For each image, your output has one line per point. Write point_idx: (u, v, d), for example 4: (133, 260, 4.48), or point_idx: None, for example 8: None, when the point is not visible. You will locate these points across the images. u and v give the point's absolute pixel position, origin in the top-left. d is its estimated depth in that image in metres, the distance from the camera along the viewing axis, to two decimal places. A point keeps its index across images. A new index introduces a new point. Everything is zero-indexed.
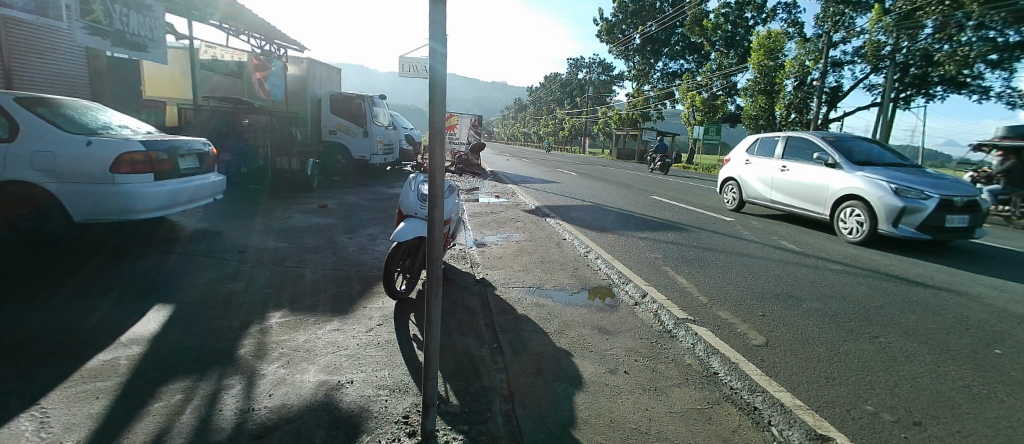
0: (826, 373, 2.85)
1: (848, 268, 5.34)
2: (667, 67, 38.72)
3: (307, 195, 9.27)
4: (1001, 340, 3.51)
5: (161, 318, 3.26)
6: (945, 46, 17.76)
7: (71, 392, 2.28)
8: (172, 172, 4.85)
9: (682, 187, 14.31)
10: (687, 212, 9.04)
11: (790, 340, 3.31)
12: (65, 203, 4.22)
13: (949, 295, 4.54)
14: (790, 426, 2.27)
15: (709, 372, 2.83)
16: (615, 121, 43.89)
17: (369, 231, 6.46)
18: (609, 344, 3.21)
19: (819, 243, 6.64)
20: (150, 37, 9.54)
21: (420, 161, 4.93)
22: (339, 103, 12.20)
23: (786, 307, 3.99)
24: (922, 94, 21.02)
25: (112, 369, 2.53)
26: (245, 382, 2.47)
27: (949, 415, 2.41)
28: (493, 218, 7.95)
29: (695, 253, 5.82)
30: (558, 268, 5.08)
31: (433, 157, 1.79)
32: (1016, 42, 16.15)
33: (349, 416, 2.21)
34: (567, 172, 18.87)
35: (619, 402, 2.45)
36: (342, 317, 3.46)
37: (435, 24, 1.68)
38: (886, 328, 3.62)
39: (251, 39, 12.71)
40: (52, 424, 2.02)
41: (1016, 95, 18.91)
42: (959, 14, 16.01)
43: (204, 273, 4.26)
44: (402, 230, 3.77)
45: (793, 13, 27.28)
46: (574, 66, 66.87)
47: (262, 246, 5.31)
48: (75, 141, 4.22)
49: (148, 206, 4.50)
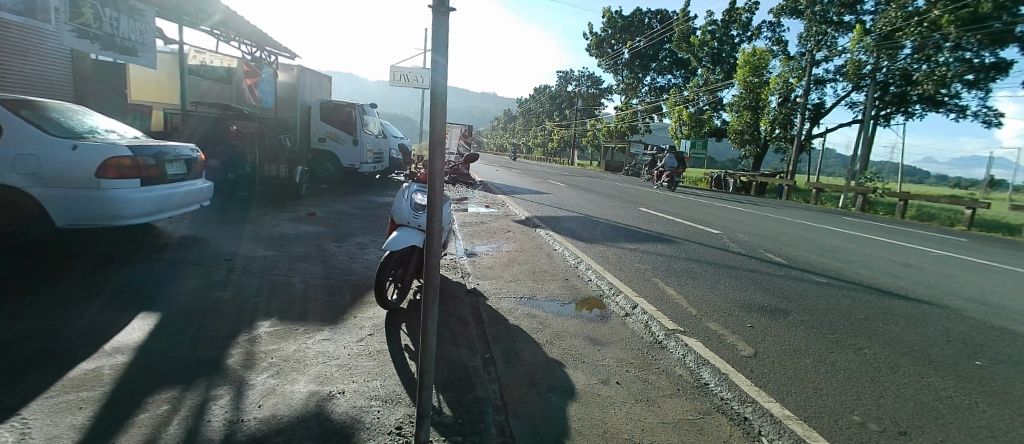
0: (813, 383, 2.91)
1: (832, 281, 5.45)
2: (655, 82, 39.32)
3: (297, 203, 9.19)
4: (982, 351, 3.61)
5: (147, 327, 3.20)
6: (923, 66, 18.12)
7: (51, 403, 2.22)
8: (160, 178, 4.81)
9: (670, 199, 14.50)
10: (675, 224, 9.15)
11: (778, 352, 3.36)
12: (50, 208, 4.13)
13: (928, 308, 4.65)
14: (779, 436, 2.31)
15: (700, 383, 2.86)
16: (603, 134, 44.44)
17: (359, 240, 6.44)
18: (600, 355, 3.23)
19: (803, 256, 6.76)
20: (141, 42, 9.46)
21: (412, 170, 4.96)
22: (329, 110, 12.09)
23: (774, 320, 4.03)
24: (902, 112, 21.50)
25: (96, 379, 2.47)
26: (234, 392, 2.44)
27: (933, 425, 2.47)
28: (483, 228, 7.96)
29: (684, 264, 5.90)
30: (549, 278, 5.10)
31: (432, 166, 1.83)
32: (992, 63, 16.75)
33: (341, 428, 2.18)
34: (557, 182, 19.17)
35: (612, 413, 2.47)
36: (333, 327, 3.43)
37: (438, 38, 1.72)
38: (871, 340, 3.69)
39: (241, 45, 12.69)
40: (34, 435, 1.97)
41: (991, 113, 19.52)
42: (936, 35, 16.65)
43: (190, 281, 4.19)
44: (395, 239, 3.77)
45: (777, 31, 27.96)
46: (564, 78, 67.59)
47: (250, 254, 5.24)
48: (59, 145, 4.15)
49: (134, 213, 4.44)
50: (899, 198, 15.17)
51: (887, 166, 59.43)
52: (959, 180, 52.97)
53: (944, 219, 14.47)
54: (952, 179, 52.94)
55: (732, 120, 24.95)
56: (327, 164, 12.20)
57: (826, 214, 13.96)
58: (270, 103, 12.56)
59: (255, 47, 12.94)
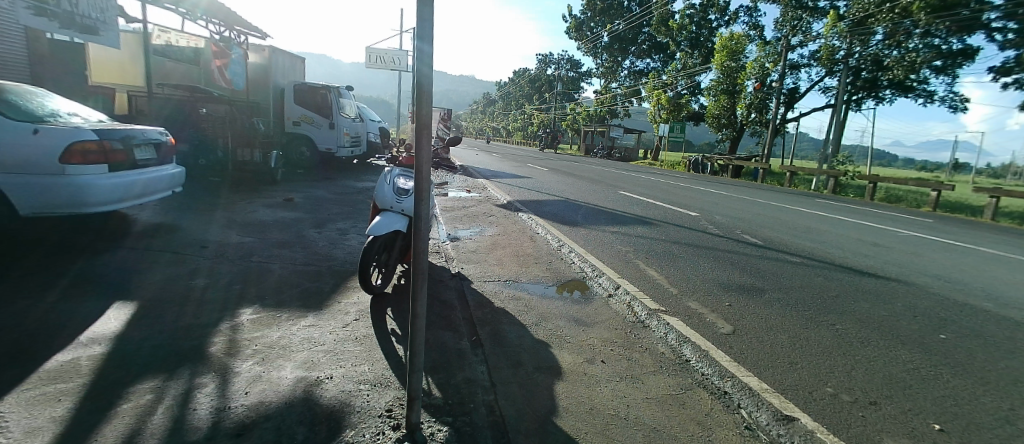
0: (789, 357, 3.03)
1: (805, 261, 5.62)
2: (634, 66, 39.31)
3: (272, 189, 8.99)
4: (945, 326, 3.81)
5: (123, 316, 3.12)
6: (894, 52, 18.63)
7: (28, 396, 2.16)
8: (129, 163, 4.63)
9: (648, 182, 14.66)
10: (654, 207, 9.27)
11: (754, 329, 3.48)
12: (10, 196, 3.94)
13: (897, 285, 4.86)
14: (758, 407, 2.41)
15: (682, 359, 2.95)
16: (583, 118, 44.55)
17: (339, 225, 6.34)
18: (584, 335, 3.30)
19: (778, 237, 6.94)
20: (102, 20, 9.00)
21: (394, 154, 4.89)
22: (304, 93, 11.83)
23: (750, 298, 4.16)
24: (873, 97, 22.13)
25: (73, 370, 2.41)
26: (219, 380, 2.40)
27: (901, 395, 2.61)
28: (465, 213, 7.92)
29: (664, 246, 6.00)
30: (532, 262, 5.13)
31: (419, 150, 1.81)
32: (959, 50, 17.31)
33: (331, 412, 2.18)
34: (537, 166, 19.22)
35: (598, 390, 2.53)
36: (317, 313, 3.40)
37: (422, 23, 1.71)
38: (842, 316, 3.85)
39: (209, 24, 12.13)
40: (11, 429, 1.91)
41: (957, 99, 20.25)
42: (907, 22, 17.03)
43: (165, 269, 4.07)
44: (378, 224, 3.73)
45: (755, 16, 28.35)
46: (543, 61, 66.98)
47: (225, 241, 5.12)
48: (19, 129, 3.95)
49: (102, 199, 4.27)
50: (868, 181, 15.67)
51: (856, 150, 61.33)
52: (924, 164, 55.26)
53: (910, 201, 15.02)
54: (917, 164, 55.16)
55: (710, 105, 25.28)
56: (303, 148, 12.01)
57: (801, 197, 14.30)
58: (242, 85, 11.67)
59: (223, 26, 12.39)
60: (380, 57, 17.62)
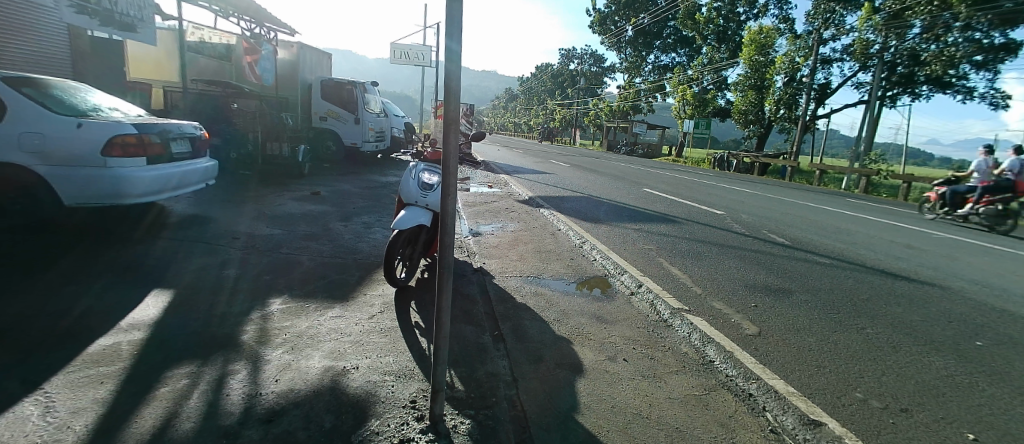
0: (816, 361, 2.97)
1: (835, 262, 5.48)
2: (659, 60, 38.56)
3: (297, 182, 9.19)
4: (982, 332, 3.66)
5: (160, 303, 3.26)
6: (931, 46, 17.84)
7: (73, 378, 2.27)
8: (164, 157, 4.80)
9: (672, 179, 14.43)
10: (679, 204, 9.16)
11: (781, 331, 3.41)
12: (56, 187, 4.14)
13: (931, 289, 4.70)
14: (783, 411, 2.37)
15: (705, 360, 2.92)
16: (606, 114, 44.03)
17: (364, 219, 6.46)
18: (606, 333, 3.29)
19: (807, 237, 6.75)
20: (139, 17, 9.32)
21: (418, 149, 4.93)
22: (330, 88, 12.05)
23: (777, 300, 4.07)
24: (909, 93, 21.33)
25: (115, 354, 2.53)
26: (250, 367, 2.48)
27: (934, 402, 2.53)
28: (486, 208, 7.95)
29: (688, 245, 5.90)
30: (554, 258, 5.13)
31: (446, 145, 1.82)
32: (1001, 44, 16.55)
33: (356, 401, 2.24)
34: (558, 162, 19.17)
35: (619, 388, 2.53)
36: (343, 304, 3.48)
37: (451, 20, 1.72)
38: (873, 320, 3.74)
39: (240, 22, 12.42)
40: (59, 408, 2.03)
41: (998, 95, 19.33)
42: (947, 14, 16.23)
43: (198, 259, 4.22)
44: (403, 218, 3.77)
45: (785, 9, 27.54)
46: (566, 55, 66.27)
47: (254, 233, 5.27)
48: (64, 122, 4.13)
49: (139, 191, 4.43)
50: (902, 180, 15.11)
51: (890, 148, 59.05)
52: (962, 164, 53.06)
53: None
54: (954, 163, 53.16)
55: (738, 100, 24.68)
56: (329, 142, 12.25)
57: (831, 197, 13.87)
58: (270, 80, 12.14)
59: (254, 23, 12.67)
60: (405, 52, 17.73)
